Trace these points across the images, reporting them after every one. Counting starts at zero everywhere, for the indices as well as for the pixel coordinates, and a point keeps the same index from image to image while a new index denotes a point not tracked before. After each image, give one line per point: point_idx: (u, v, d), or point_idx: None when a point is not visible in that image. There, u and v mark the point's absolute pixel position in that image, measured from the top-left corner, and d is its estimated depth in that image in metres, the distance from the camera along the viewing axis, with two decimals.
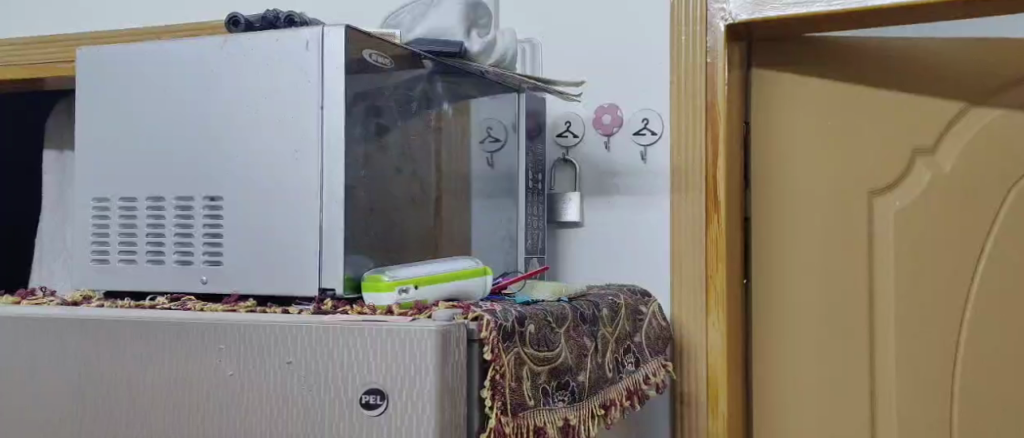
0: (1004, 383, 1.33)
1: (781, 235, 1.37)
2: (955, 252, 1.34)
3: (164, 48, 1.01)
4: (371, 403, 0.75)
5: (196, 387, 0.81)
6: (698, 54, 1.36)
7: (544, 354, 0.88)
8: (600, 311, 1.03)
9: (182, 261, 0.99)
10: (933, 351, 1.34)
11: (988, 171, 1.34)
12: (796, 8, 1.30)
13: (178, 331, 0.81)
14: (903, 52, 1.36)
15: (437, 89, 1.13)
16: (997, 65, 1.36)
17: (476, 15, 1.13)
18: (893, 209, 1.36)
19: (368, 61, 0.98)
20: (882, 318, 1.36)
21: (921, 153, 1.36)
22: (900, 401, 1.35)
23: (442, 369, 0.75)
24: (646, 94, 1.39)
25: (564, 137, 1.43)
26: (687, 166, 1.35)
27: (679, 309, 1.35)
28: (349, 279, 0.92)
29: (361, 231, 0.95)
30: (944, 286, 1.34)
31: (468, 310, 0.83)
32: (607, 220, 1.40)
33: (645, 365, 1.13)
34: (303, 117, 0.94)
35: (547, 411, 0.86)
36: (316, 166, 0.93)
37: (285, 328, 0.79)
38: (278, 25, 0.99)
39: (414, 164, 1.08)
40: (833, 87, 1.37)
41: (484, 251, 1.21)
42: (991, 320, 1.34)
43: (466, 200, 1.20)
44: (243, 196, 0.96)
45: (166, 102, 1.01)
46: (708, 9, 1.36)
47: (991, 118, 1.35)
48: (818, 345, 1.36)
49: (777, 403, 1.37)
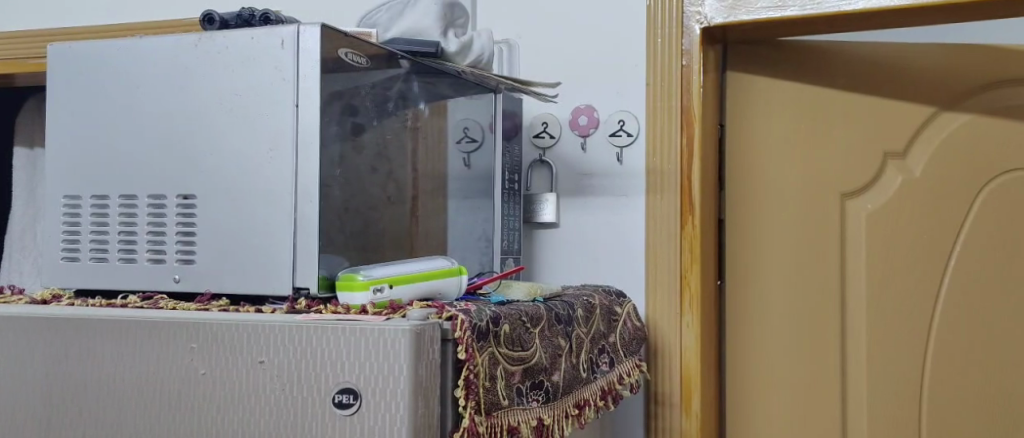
0: (970, 383, 1.36)
1: (755, 236, 1.38)
2: (924, 254, 1.36)
3: (137, 45, 1.00)
4: (343, 403, 0.75)
5: (166, 387, 0.80)
6: (673, 56, 1.37)
7: (518, 354, 0.88)
8: (574, 312, 1.04)
9: (155, 260, 0.98)
10: (902, 353, 1.36)
11: (958, 174, 1.36)
12: (769, 12, 1.30)
13: (148, 331, 0.81)
14: (875, 56, 1.38)
15: (413, 89, 1.13)
16: (967, 70, 1.38)
17: (452, 15, 1.14)
18: (863, 212, 1.37)
19: (344, 60, 0.97)
20: (853, 320, 1.37)
21: (892, 156, 1.38)
22: (871, 402, 1.36)
23: (415, 368, 0.75)
24: (622, 96, 1.40)
25: (540, 138, 1.43)
26: (662, 167, 1.36)
27: (653, 310, 1.36)
28: (323, 278, 0.92)
29: (335, 230, 0.95)
30: (913, 288, 1.36)
31: (442, 310, 0.83)
32: (583, 221, 1.41)
33: (618, 365, 1.13)
34: (277, 115, 0.94)
35: (521, 411, 0.86)
36: (290, 165, 0.93)
37: (258, 327, 0.78)
38: (253, 23, 0.99)
39: (389, 163, 1.08)
40: (807, 91, 1.38)
41: (460, 251, 1.21)
42: (959, 321, 1.36)
43: (441, 200, 1.20)
44: (216, 195, 0.96)
45: (138, 99, 1.00)
46: (683, 13, 1.36)
47: (960, 123, 1.37)
48: (790, 347, 1.37)
49: (749, 404, 1.38)
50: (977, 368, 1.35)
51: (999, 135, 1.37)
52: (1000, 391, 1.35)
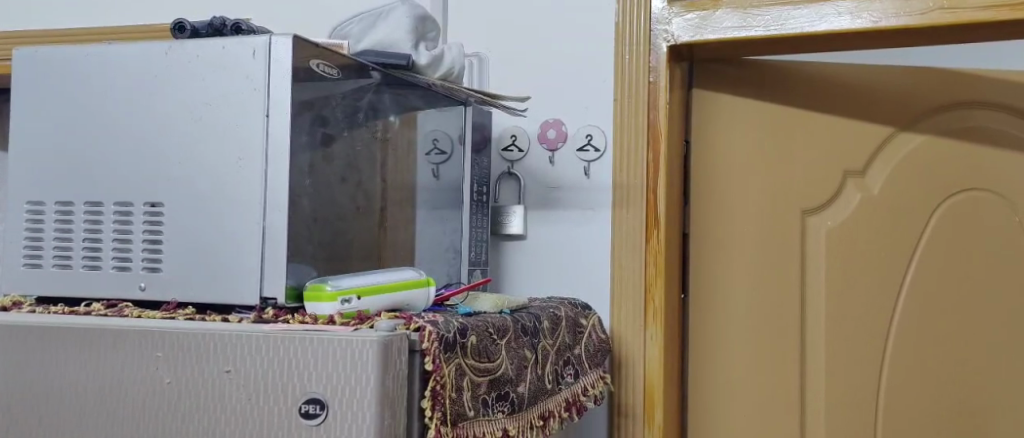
0: (923, 396, 1.39)
1: (719, 251, 1.40)
2: (881, 271, 1.39)
3: (107, 50, 1.00)
4: (310, 413, 0.76)
5: (130, 396, 0.80)
6: (640, 72, 1.39)
7: (484, 365, 0.88)
8: (540, 324, 1.05)
9: (120, 267, 0.98)
10: (861, 368, 1.38)
11: (913, 192, 1.40)
12: (734, 32, 1.33)
13: (113, 339, 0.81)
14: (835, 77, 1.41)
15: (383, 100, 1.13)
16: (923, 92, 1.42)
17: (423, 28, 1.15)
18: (824, 229, 1.40)
19: (315, 70, 0.98)
20: (813, 333, 1.40)
21: (851, 174, 1.41)
22: (829, 415, 1.39)
23: (382, 379, 0.75)
24: (589, 112, 1.42)
25: (509, 151, 1.45)
26: (628, 182, 1.38)
27: (617, 323, 1.38)
28: (291, 288, 0.92)
29: (304, 240, 0.95)
30: (870, 303, 1.39)
31: (410, 320, 0.84)
32: (549, 233, 1.43)
33: (583, 377, 1.15)
34: (248, 125, 0.94)
35: (486, 422, 0.87)
36: (259, 174, 0.93)
37: (225, 336, 0.79)
38: (224, 32, 0.99)
39: (360, 173, 1.09)
40: (771, 109, 1.40)
41: (428, 263, 1.22)
42: (915, 335, 1.39)
43: (409, 210, 1.21)
44: (184, 202, 0.96)
45: (106, 105, 1.00)
46: (651, 30, 1.39)
47: (916, 144, 1.41)
48: (752, 360, 1.39)
49: (709, 417, 1.39)
50: (931, 383, 1.39)
51: (951, 156, 1.41)
52: (952, 404, 1.39)
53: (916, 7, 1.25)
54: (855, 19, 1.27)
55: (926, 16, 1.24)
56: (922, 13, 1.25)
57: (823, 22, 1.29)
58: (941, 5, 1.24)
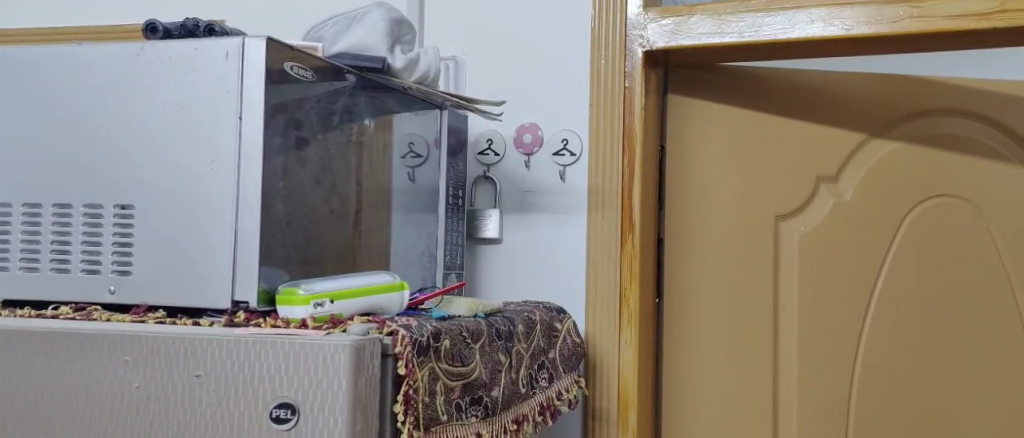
0: (894, 401, 1.40)
1: (692, 256, 1.41)
2: (852, 275, 1.40)
3: (78, 50, 0.99)
4: (281, 418, 0.75)
5: (98, 400, 0.79)
6: (616, 77, 1.39)
7: (458, 369, 0.88)
8: (515, 328, 1.05)
9: (89, 270, 0.97)
10: (833, 372, 1.39)
11: (885, 198, 1.42)
12: (709, 38, 1.33)
13: (81, 342, 0.80)
14: (809, 83, 1.42)
15: (359, 103, 1.13)
16: (895, 98, 1.43)
17: (399, 32, 1.15)
18: (796, 234, 1.41)
19: (289, 73, 0.97)
20: (786, 338, 1.40)
21: (824, 180, 1.42)
22: (801, 420, 1.39)
23: (354, 383, 0.75)
24: (566, 116, 1.43)
25: (485, 155, 1.45)
26: (604, 186, 1.39)
27: (593, 327, 1.38)
28: (263, 291, 0.92)
29: (277, 243, 0.95)
30: (842, 307, 1.40)
31: (384, 324, 0.83)
32: (524, 237, 1.43)
33: (558, 381, 1.15)
34: (220, 127, 0.93)
35: (459, 426, 0.87)
36: (231, 177, 0.92)
37: (195, 340, 0.78)
38: (197, 34, 0.98)
39: (334, 176, 1.09)
40: (746, 115, 1.41)
41: (402, 266, 1.22)
42: (887, 339, 1.40)
43: (385, 213, 1.20)
44: (155, 205, 0.95)
45: (76, 106, 0.99)
46: (627, 35, 1.39)
47: (888, 150, 1.42)
48: (724, 364, 1.39)
49: (683, 421, 1.40)
50: (904, 389, 1.40)
51: (922, 163, 1.43)
52: (924, 409, 1.40)
53: (888, 15, 1.26)
54: (828, 26, 1.28)
55: (897, 25, 1.26)
56: (894, 21, 1.26)
57: (796, 30, 1.30)
58: (912, 14, 1.25)
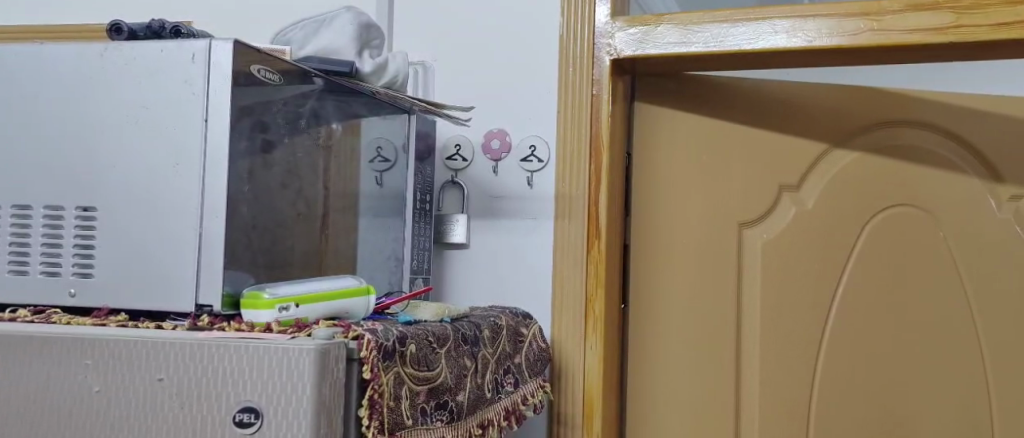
0: (853, 407, 1.42)
1: (657, 262, 1.42)
2: (812, 282, 1.42)
3: (41, 50, 0.98)
4: (244, 422, 0.75)
5: (57, 405, 0.78)
6: (584, 85, 1.40)
7: (423, 373, 0.88)
8: (480, 332, 1.05)
9: (49, 272, 0.95)
10: (794, 378, 1.41)
11: (845, 207, 1.44)
12: (675, 48, 1.35)
13: (39, 345, 0.79)
14: (773, 93, 1.44)
15: (326, 107, 1.13)
16: (856, 109, 1.46)
17: (368, 36, 1.15)
18: (759, 242, 1.43)
19: (256, 77, 0.97)
20: (748, 344, 1.42)
21: (787, 188, 1.44)
22: (763, 426, 1.41)
23: (318, 387, 0.75)
24: (533, 122, 1.43)
25: (452, 160, 1.46)
26: (571, 193, 1.40)
27: (558, 333, 1.39)
28: (227, 296, 0.91)
29: (242, 247, 0.94)
30: (802, 314, 1.42)
31: (349, 328, 0.83)
32: (491, 241, 1.44)
33: (523, 385, 1.15)
34: (186, 129, 0.93)
35: (425, 431, 0.87)
36: (196, 180, 0.92)
37: (157, 344, 0.77)
38: (163, 36, 0.97)
39: (300, 180, 1.08)
40: (710, 124, 1.43)
41: (368, 271, 1.22)
42: (846, 346, 1.43)
43: (351, 218, 1.20)
44: (118, 206, 0.94)
45: (37, 107, 0.98)
46: (595, 43, 1.40)
47: (849, 160, 1.45)
48: (687, 370, 1.41)
49: (647, 427, 1.41)
50: (863, 395, 1.42)
51: (883, 173, 1.45)
52: (882, 415, 1.42)
53: (848, 28, 1.29)
54: (791, 38, 1.30)
55: (858, 37, 1.28)
56: (854, 33, 1.28)
57: (760, 40, 1.32)
58: (872, 27, 1.28)
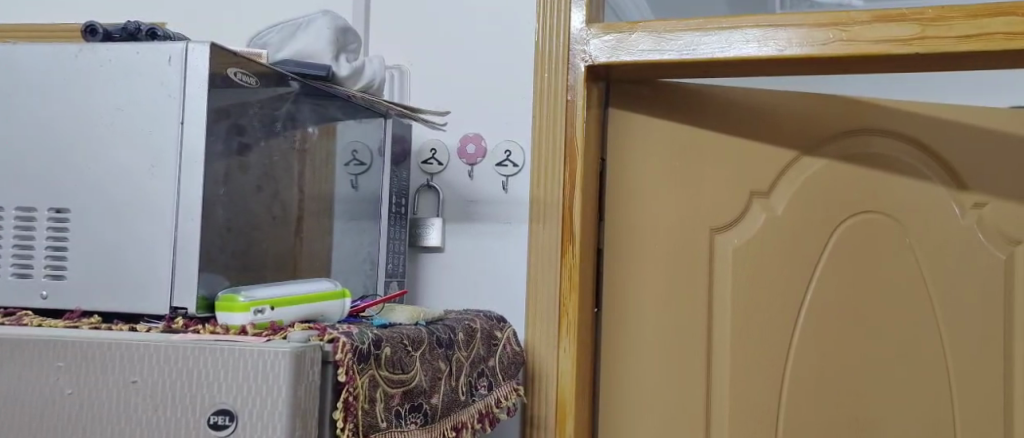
0: (820, 409, 1.44)
1: (630, 267, 1.44)
2: (781, 287, 1.44)
3: (14, 50, 0.97)
4: (219, 424, 0.76)
5: (29, 407, 0.78)
6: (559, 91, 1.42)
7: (398, 376, 0.89)
8: (455, 336, 1.06)
9: (20, 274, 0.95)
10: (763, 382, 1.43)
11: (815, 213, 1.46)
12: (649, 55, 1.36)
13: (11, 348, 0.79)
14: (745, 101, 1.46)
15: (302, 110, 1.13)
16: (826, 116, 1.48)
17: (344, 40, 1.16)
18: (730, 247, 1.45)
19: (232, 79, 0.97)
20: (719, 347, 1.44)
21: (758, 195, 1.46)
22: (733, 429, 1.43)
23: (294, 389, 0.76)
24: (508, 128, 1.45)
25: (428, 164, 1.47)
26: (545, 197, 1.41)
27: (532, 337, 1.40)
28: (202, 298, 0.91)
29: (217, 249, 0.94)
30: (772, 318, 1.44)
31: (324, 331, 0.84)
32: (465, 245, 1.45)
33: (497, 389, 1.16)
34: (161, 131, 0.93)
35: (399, 433, 0.87)
36: (172, 183, 0.92)
37: (132, 346, 0.77)
38: (139, 37, 0.97)
39: (275, 183, 1.09)
40: (682, 130, 1.45)
41: (343, 273, 1.22)
42: (815, 349, 1.45)
43: (327, 221, 1.21)
44: (91, 208, 0.94)
45: (10, 107, 0.97)
46: (570, 50, 1.41)
47: (818, 167, 1.47)
48: (659, 373, 1.43)
49: (619, 429, 1.43)
50: (831, 398, 1.45)
51: (851, 180, 1.48)
52: (848, 418, 1.45)
53: (818, 38, 1.31)
54: (762, 47, 1.32)
55: (827, 47, 1.31)
56: (824, 43, 1.31)
57: (732, 49, 1.34)
58: (841, 37, 1.31)
